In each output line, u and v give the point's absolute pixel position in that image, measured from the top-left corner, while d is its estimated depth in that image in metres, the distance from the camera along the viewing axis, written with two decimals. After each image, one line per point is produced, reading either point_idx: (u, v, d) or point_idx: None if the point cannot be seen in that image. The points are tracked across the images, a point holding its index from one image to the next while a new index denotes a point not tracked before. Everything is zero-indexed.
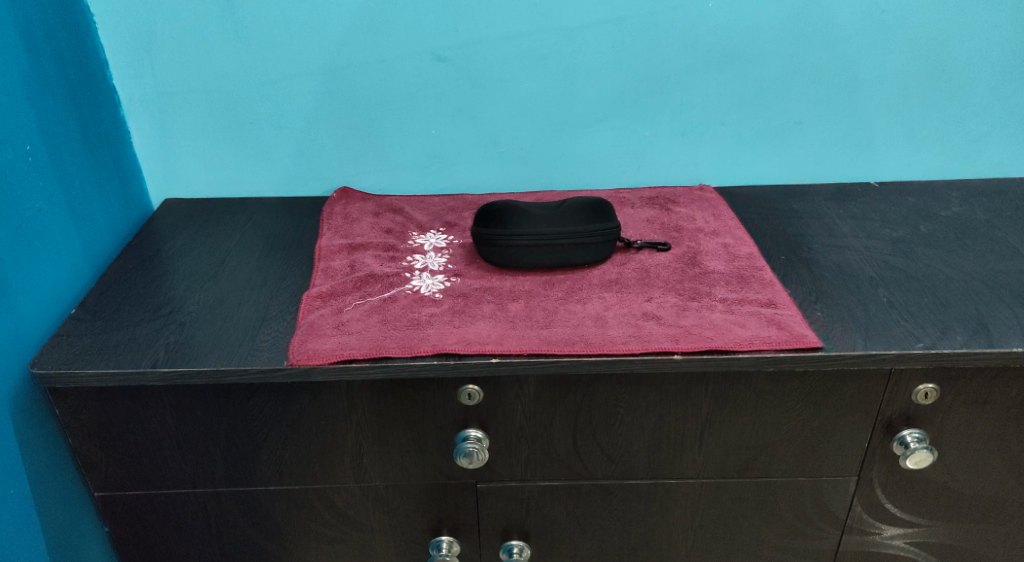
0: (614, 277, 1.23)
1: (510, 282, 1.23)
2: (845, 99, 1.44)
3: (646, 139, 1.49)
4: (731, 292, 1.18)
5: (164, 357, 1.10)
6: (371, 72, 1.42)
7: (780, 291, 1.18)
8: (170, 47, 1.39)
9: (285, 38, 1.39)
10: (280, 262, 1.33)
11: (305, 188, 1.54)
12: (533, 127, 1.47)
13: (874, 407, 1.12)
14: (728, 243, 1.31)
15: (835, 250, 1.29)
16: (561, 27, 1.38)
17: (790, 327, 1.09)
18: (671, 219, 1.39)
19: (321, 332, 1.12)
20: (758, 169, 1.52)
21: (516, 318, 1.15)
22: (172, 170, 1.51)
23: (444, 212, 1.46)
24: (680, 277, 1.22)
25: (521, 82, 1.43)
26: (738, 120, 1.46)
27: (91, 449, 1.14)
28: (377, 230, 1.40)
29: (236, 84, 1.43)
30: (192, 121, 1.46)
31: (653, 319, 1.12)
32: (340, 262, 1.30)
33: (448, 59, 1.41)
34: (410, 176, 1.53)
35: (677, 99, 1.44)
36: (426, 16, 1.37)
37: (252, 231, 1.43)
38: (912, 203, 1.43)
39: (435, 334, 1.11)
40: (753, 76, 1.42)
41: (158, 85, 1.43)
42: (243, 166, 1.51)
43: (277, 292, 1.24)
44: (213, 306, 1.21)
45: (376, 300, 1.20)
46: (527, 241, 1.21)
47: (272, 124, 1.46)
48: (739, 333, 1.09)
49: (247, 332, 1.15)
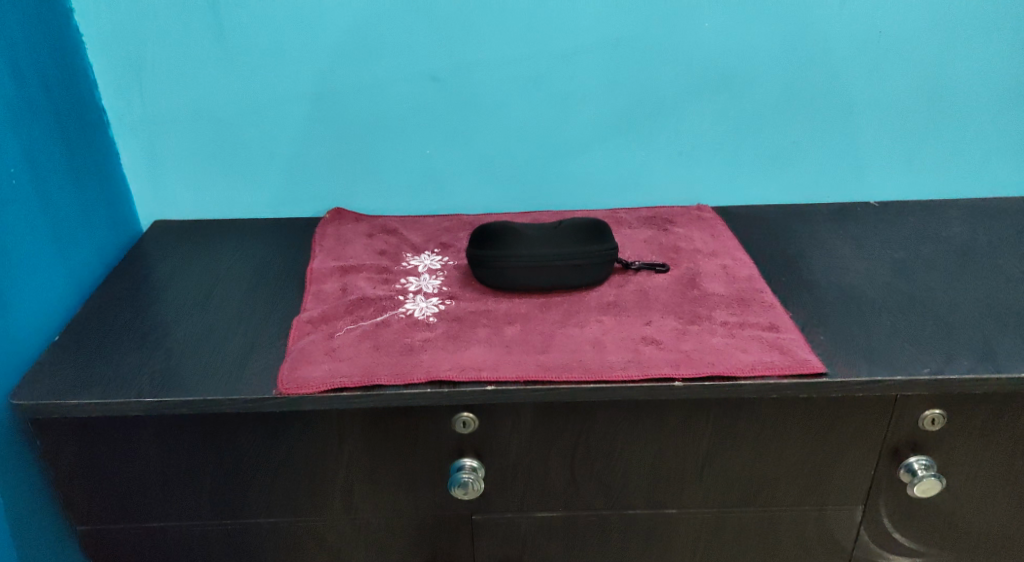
0: (612, 299, 1.20)
1: (506, 305, 1.20)
2: (843, 122, 1.42)
3: (643, 160, 1.46)
4: (731, 315, 1.15)
5: (150, 386, 1.07)
6: (364, 93, 1.40)
7: (782, 314, 1.15)
8: (159, 68, 1.37)
9: (275, 60, 1.37)
10: (271, 287, 1.30)
11: (297, 210, 1.51)
12: (529, 148, 1.45)
13: (880, 434, 1.09)
14: (728, 264, 1.28)
15: (837, 272, 1.26)
16: (555, 48, 1.36)
17: (794, 352, 1.07)
18: (670, 240, 1.36)
19: (312, 359, 1.09)
20: (756, 191, 1.49)
21: (512, 343, 1.12)
22: (161, 191, 1.48)
23: (439, 232, 1.43)
24: (679, 299, 1.20)
25: (517, 103, 1.41)
26: (736, 141, 1.44)
27: (74, 483, 1.11)
28: (370, 252, 1.37)
29: (226, 106, 1.41)
30: (181, 142, 1.44)
31: (653, 344, 1.10)
32: (332, 285, 1.27)
33: (443, 80, 1.39)
34: (404, 197, 1.50)
35: (674, 120, 1.42)
36: (418, 37, 1.35)
37: (243, 254, 1.40)
38: (914, 224, 1.41)
39: (429, 360, 1.08)
40: (751, 97, 1.40)
41: (148, 107, 1.40)
42: (234, 188, 1.48)
43: (267, 318, 1.21)
44: (202, 333, 1.18)
45: (368, 324, 1.17)
46: (522, 264, 1.19)
47: (262, 146, 1.44)
48: (741, 358, 1.06)
49: (235, 360, 1.12)
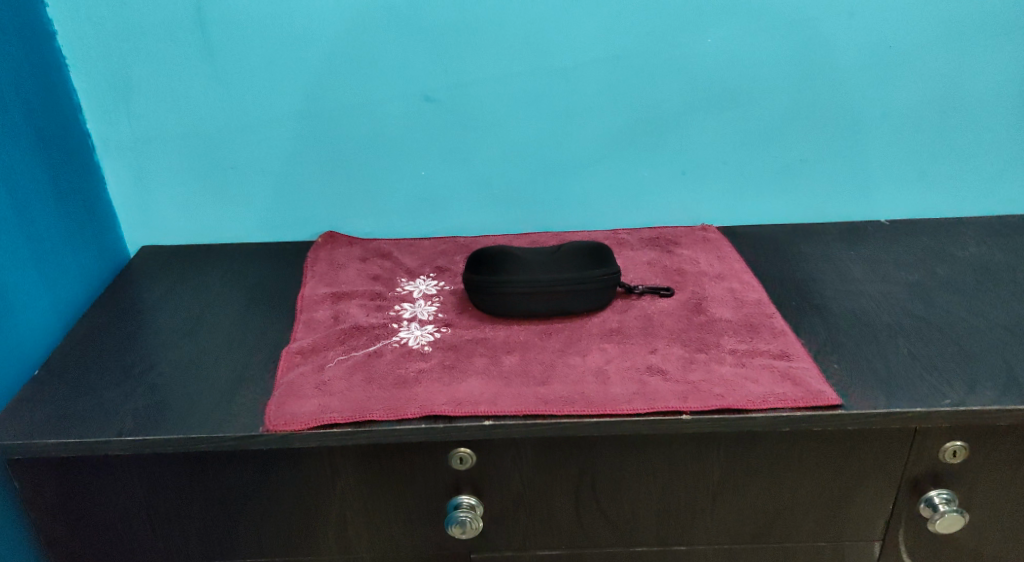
0: (614, 326, 1.15)
1: (504, 333, 1.15)
2: (851, 138, 1.38)
3: (645, 179, 1.42)
4: (740, 343, 1.10)
5: (132, 425, 1.01)
6: (358, 114, 1.35)
7: (793, 341, 1.10)
8: (146, 91, 1.33)
9: (266, 81, 1.33)
10: (260, 315, 1.25)
11: (289, 233, 1.47)
12: (528, 168, 1.40)
13: (898, 466, 1.04)
14: (735, 288, 1.23)
15: (848, 295, 1.21)
16: (555, 64, 1.32)
17: (806, 383, 1.02)
18: (674, 262, 1.31)
19: (301, 394, 1.04)
20: (763, 210, 1.45)
21: (511, 373, 1.07)
22: (149, 216, 1.44)
23: (435, 256, 1.38)
24: (685, 325, 1.15)
25: (516, 122, 1.36)
26: (741, 159, 1.40)
27: (54, 526, 1.06)
28: (364, 277, 1.32)
29: (215, 127, 1.36)
30: (169, 166, 1.39)
31: (659, 374, 1.05)
32: (323, 313, 1.22)
33: (438, 100, 1.34)
34: (399, 220, 1.45)
35: (678, 137, 1.38)
36: (413, 56, 1.31)
37: (232, 280, 1.35)
38: (928, 243, 1.36)
39: (424, 393, 1.03)
40: (757, 114, 1.36)
41: (134, 130, 1.36)
42: (224, 212, 1.44)
43: (256, 348, 1.16)
44: (188, 365, 1.13)
45: (361, 354, 1.12)
46: (521, 290, 1.14)
47: (253, 169, 1.40)
48: (751, 389, 1.01)
49: (223, 394, 1.07)
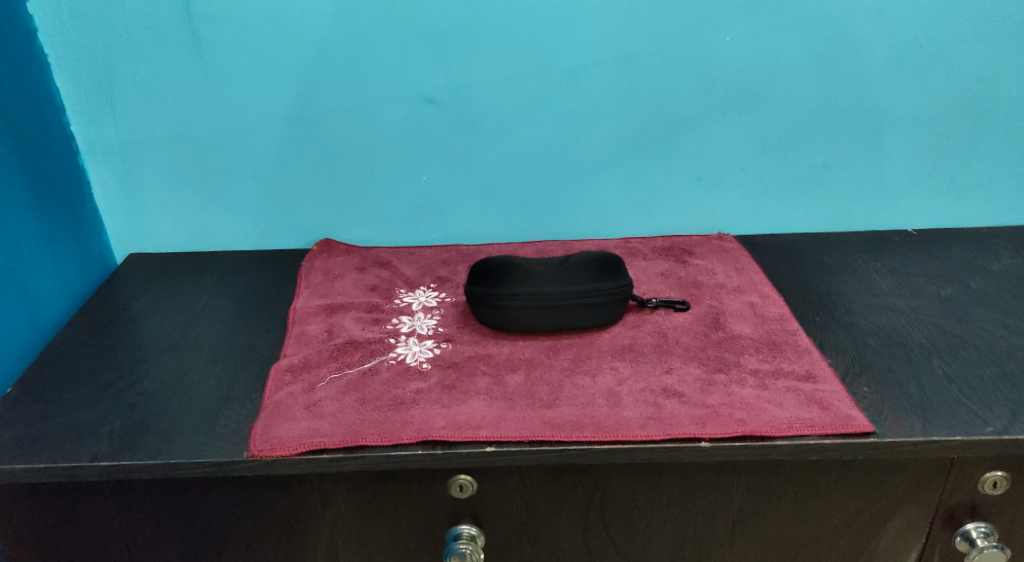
0: (627, 343, 1.08)
1: (509, 350, 1.08)
2: (876, 144, 1.30)
3: (658, 186, 1.34)
4: (762, 362, 1.02)
5: (107, 448, 0.94)
6: (355, 116, 1.28)
7: (818, 361, 1.02)
8: (132, 91, 1.26)
9: (258, 81, 1.26)
10: (250, 328, 1.18)
11: (283, 241, 1.40)
12: (535, 174, 1.33)
13: (933, 497, 0.96)
14: (755, 302, 1.16)
15: (876, 311, 1.14)
16: (564, 64, 1.24)
17: (835, 407, 0.94)
18: (689, 274, 1.24)
19: (289, 416, 0.97)
20: (783, 218, 1.37)
21: (516, 394, 0.99)
22: (137, 223, 1.37)
23: (436, 265, 1.31)
24: (702, 343, 1.07)
25: (522, 126, 1.29)
26: (760, 164, 1.32)
27: (24, 555, 0.99)
28: (360, 288, 1.25)
29: (205, 130, 1.29)
30: (157, 170, 1.33)
31: (675, 397, 0.97)
32: (317, 327, 1.15)
33: (441, 101, 1.27)
34: (399, 227, 1.38)
35: (693, 142, 1.30)
36: (414, 55, 1.24)
37: (222, 290, 1.28)
38: (958, 254, 1.29)
39: (422, 416, 0.96)
40: (777, 117, 1.28)
41: (120, 133, 1.29)
42: (215, 218, 1.37)
43: (244, 364, 1.09)
44: (171, 383, 1.06)
45: (355, 373, 1.05)
46: (526, 304, 1.06)
47: (245, 174, 1.33)
48: (776, 414, 0.94)
49: (206, 415, 0.99)
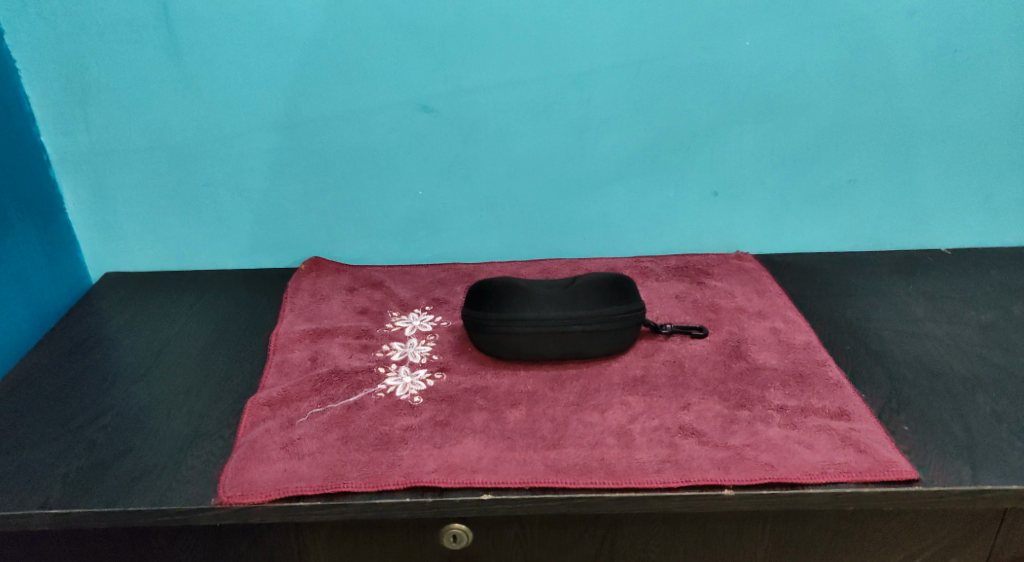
0: (639, 374, 0.98)
1: (509, 380, 0.98)
2: (907, 157, 1.20)
3: (671, 201, 1.24)
4: (789, 398, 0.93)
5: (61, 492, 0.85)
6: (346, 126, 1.19)
7: (852, 396, 0.92)
8: (108, 101, 1.18)
9: (240, 88, 1.17)
10: (229, 355, 1.08)
11: (269, 259, 1.30)
12: (538, 189, 1.23)
13: (984, 548, 0.87)
14: (779, 328, 1.06)
15: (912, 339, 1.04)
16: (569, 71, 1.15)
17: (873, 450, 0.84)
18: (706, 296, 1.14)
19: (264, 457, 0.88)
20: (805, 236, 1.27)
21: (516, 433, 0.89)
22: (114, 240, 1.28)
23: (432, 285, 1.22)
24: (722, 375, 0.97)
25: (523, 137, 1.20)
26: (782, 178, 1.22)
27: None
28: (349, 311, 1.16)
29: (185, 142, 1.21)
30: (134, 184, 1.24)
31: (693, 437, 0.87)
32: (300, 354, 1.05)
33: (437, 110, 1.18)
34: (393, 244, 1.29)
35: (708, 155, 1.21)
36: (408, 61, 1.15)
37: (201, 312, 1.19)
38: (997, 276, 1.19)
39: (411, 458, 0.86)
40: (799, 128, 1.19)
41: (95, 144, 1.21)
42: (196, 235, 1.28)
43: (219, 396, 0.99)
44: (138, 416, 0.96)
45: (338, 407, 0.95)
46: (528, 330, 0.97)
47: (228, 188, 1.24)
48: (806, 457, 0.84)
49: (173, 454, 0.90)
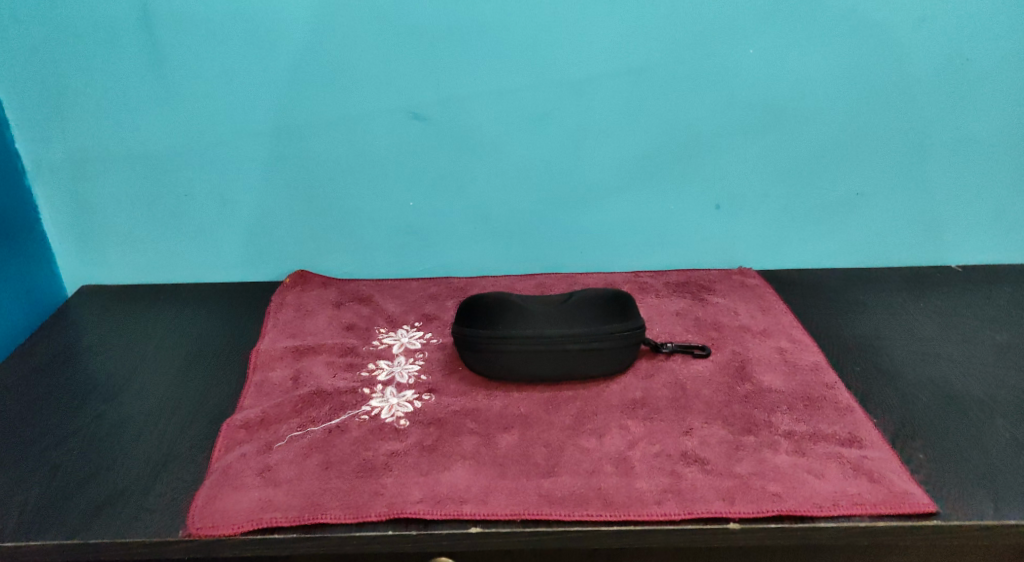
0: (639, 396, 0.93)
1: (501, 402, 0.93)
2: (917, 170, 1.16)
3: (671, 214, 1.19)
4: (798, 423, 0.87)
5: (20, 523, 0.80)
6: (333, 135, 1.15)
7: (864, 421, 0.87)
8: (85, 108, 1.13)
9: (223, 95, 1.12)
10: (207, 372, 1.03)
11: (253, 272, 1.25)
12: (533, 200, 1.19)
13: None
14: (786, 348, 1.01)
15: (925, 360, 0.99)
16: (566, 79, 1.11)
17: (887, 480, 0.79)
18: (708, 313, 1.09)
19: (238, 484, 0.83)
20: (811, 251, 1.22)
21: (507, 459, 0.84)
22: (92, 252, 1.23)
23: (422, 300, 1.16)
24: (726, 398, 0.92)
25: (518, 147, 1.15)
26: (786, 191, 1.18)
27: None
28: (335, 327, 1.10)
29: (166, 150, 1.16)
30: (112, 194, 1.19)
31: (696, 465, 0.82)
32: (281, 372, 1.00)
33: (427, 119, 1.13)
34: (383, 257, 1.24)
35: (711, 166, 1.16)
36: (398, 67, 1.10)
37: (180, 327, 1.14)
38: (1011, 294, 1.14)
39: (395, 487, 0.81)
40: (805, 139, 1.14)
41: (72, 153, 1.16)
42: (177, 247, 1.23)
43: (194, 417, 0.94)
44: (107, 439, 0.91)
45: (320, 430, 0.90)
46: (521, 348, 0.92)
47: (210, 199, 1.19)
48: (817, 488, 0.79)
49: (141, 480, 0.85)
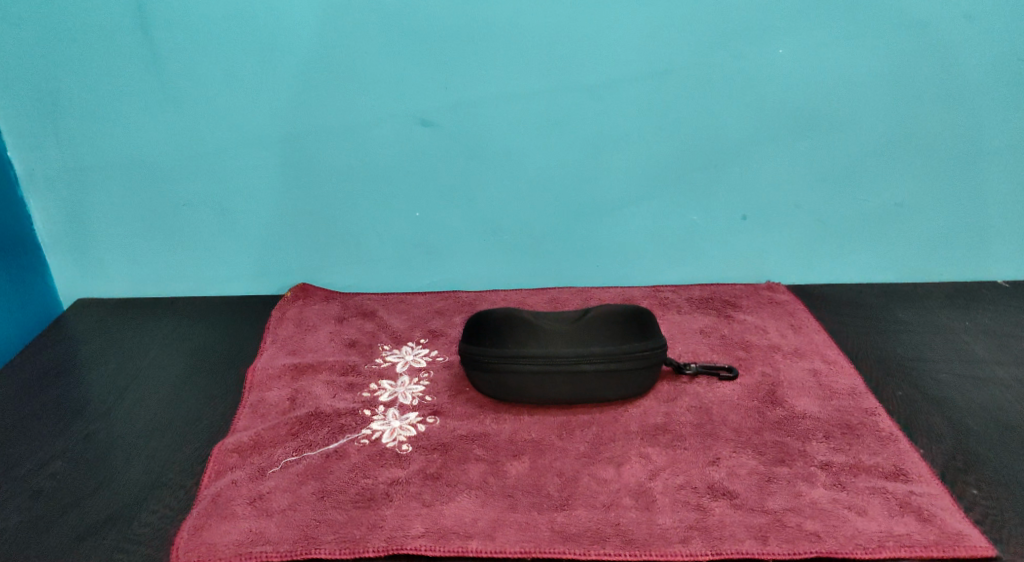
0: (660, 421, 0.86)
1: (511, 427, 0.86)
2: (961, 178, 1.08)
3: (695, 225, 1.12)
4: (835, 453, 0.80)
5: None
6: (338, 141, 1.09)
7: (909, 451, 0.80)
8: (81, 112, 1.07)
9: (225, 98, 1.06)
10: (201, 390, 0.96)
11: (252, 285, 1.19)
12: (549, 210, 1.12)
13: None
14: (819, 369, 0.93)
15: (973, 384, 0.91)
16: (585, 81, 1.04)
17: (938, 520, 0.72)
18: (735, 332, 1.02)
19: (227, 513, 0.76)
20: (844, 266, 1.15)
21: (518, 490, 0.77)
22: (87, 263, 1.17)
23: (429, 315, 1.10)
24: (756, 424, 0.85)
25: (533, 153, 1.09)
26: (820, 200, 1.10)
27: None
28: (337, 343, 1.04)
29: (165, 156, 1.10)
30: (109, 202, 1.12)
31: (724, 499, 0.75)
32: (278, 392, 0.94)
33: (437, 124, 1.07)
34: (390, 270, 1.17)
35: (739, 173, 1.09)
36: (408, 68, 1.04)
37: (176, 342, 1.07)
38: None
39: (396, 519, 0.75)
40: (840, 144, 1.07)
41: (67, 159, 1.10)
42: (175, 258, 1.16)
43: (185, 440, 0.87)
44: (91, 462, 0.84)
45: (316, 455, 0.83)
46: (534, 368, 0.85)
47: (209, 207, 1.13)
48: (860, 527, 0.72)
49: (124, 508, 0.78)
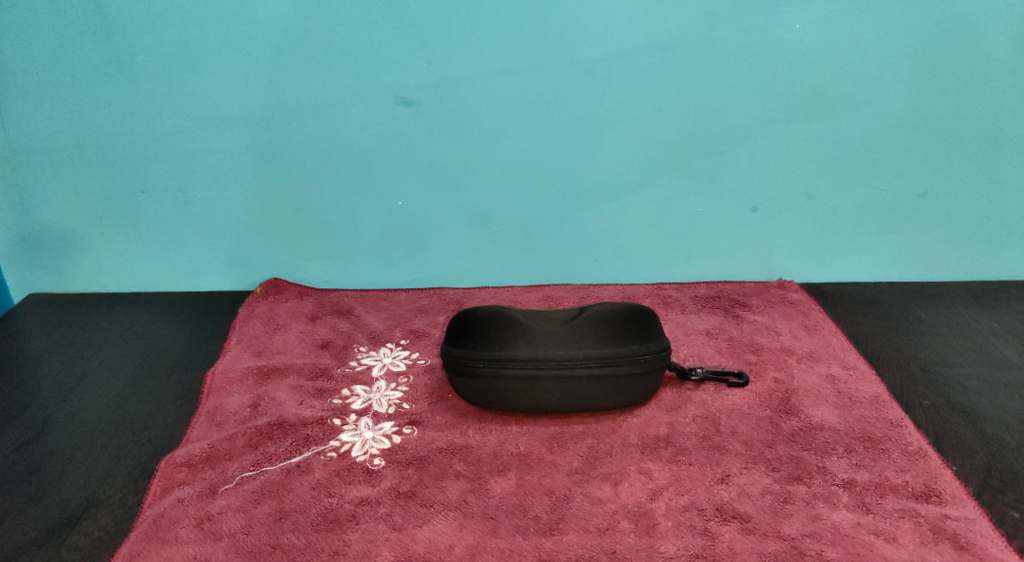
0: (663, 433, 0.77)
1: (496, 438, 0.77)
2: (988, 167, 0.99)
3: (698, 217, 1.04)
4: (858, 470, 0.71)
5: None
6: (309, 121, 0.99)
7: (941, 469, 0.72)
8: (27, 88, 0.98)
9: (185, 75, 0.97)
10: (154, 395, 0.87)
11: (219, 280, 1.10)
12: (540, 199, 1.03)
13: None
14: (838, 375, 0.84)
15: (1006, 392, 0.83)
16: (580, 57, 0.95)
17: (977, 548, 0.64)
18: (744, 333, 0.93)
19: (170, 537, 0.67)
20: (861, 262, 1.06)
21: (501, 511, 0.68)
22: (38, 254, 1.07)
23: (410, 314, 1.01)
24: (769, 437, 0.76)
25: (523, 136, 1.00)
26: (834, 190, 1.02)
27: None
28: (307, 344, 0.95)
29: (120, 136, 1.00)
30: (60, 187, 1.03)
31: (734, 523, 0.66)
32: (239, 398, 0.85)
33: (418, 103, 0.98)
34: (368, 265, 1.08)
35: (746, 159, 1.00)
36: (384, 41, 0.95)
37: (132, 341, 0.98)
38: None
39: (362, 545, 0.66)
40: (857, 128, 0.98)
41: (13, 139, 1.00)
42: (135, 248, 1.07)
43: (131, 451, 0.78)
44: (22, 475, 0.75)
45: (276, 470, 0.74)
46: (521, 374, 0.76)
47: (171, 193, 1.04)
48: (888, 556, 0.63)
49: (53, 529, 0.69)
